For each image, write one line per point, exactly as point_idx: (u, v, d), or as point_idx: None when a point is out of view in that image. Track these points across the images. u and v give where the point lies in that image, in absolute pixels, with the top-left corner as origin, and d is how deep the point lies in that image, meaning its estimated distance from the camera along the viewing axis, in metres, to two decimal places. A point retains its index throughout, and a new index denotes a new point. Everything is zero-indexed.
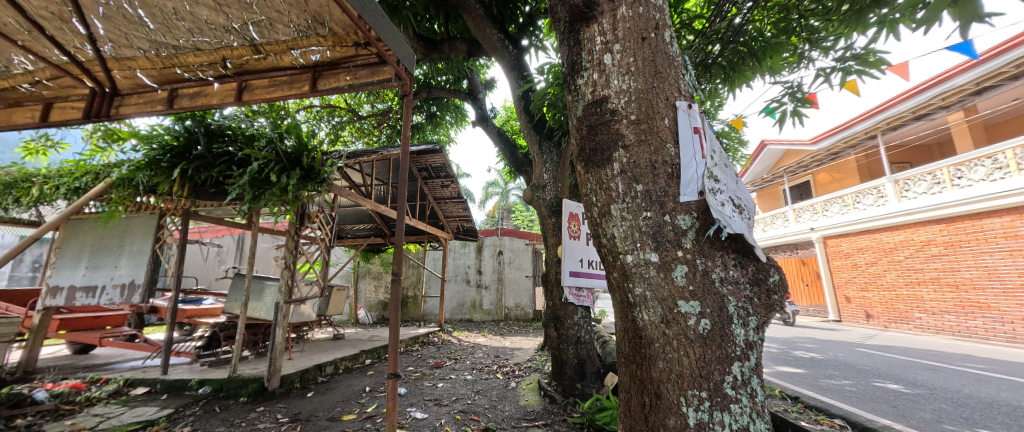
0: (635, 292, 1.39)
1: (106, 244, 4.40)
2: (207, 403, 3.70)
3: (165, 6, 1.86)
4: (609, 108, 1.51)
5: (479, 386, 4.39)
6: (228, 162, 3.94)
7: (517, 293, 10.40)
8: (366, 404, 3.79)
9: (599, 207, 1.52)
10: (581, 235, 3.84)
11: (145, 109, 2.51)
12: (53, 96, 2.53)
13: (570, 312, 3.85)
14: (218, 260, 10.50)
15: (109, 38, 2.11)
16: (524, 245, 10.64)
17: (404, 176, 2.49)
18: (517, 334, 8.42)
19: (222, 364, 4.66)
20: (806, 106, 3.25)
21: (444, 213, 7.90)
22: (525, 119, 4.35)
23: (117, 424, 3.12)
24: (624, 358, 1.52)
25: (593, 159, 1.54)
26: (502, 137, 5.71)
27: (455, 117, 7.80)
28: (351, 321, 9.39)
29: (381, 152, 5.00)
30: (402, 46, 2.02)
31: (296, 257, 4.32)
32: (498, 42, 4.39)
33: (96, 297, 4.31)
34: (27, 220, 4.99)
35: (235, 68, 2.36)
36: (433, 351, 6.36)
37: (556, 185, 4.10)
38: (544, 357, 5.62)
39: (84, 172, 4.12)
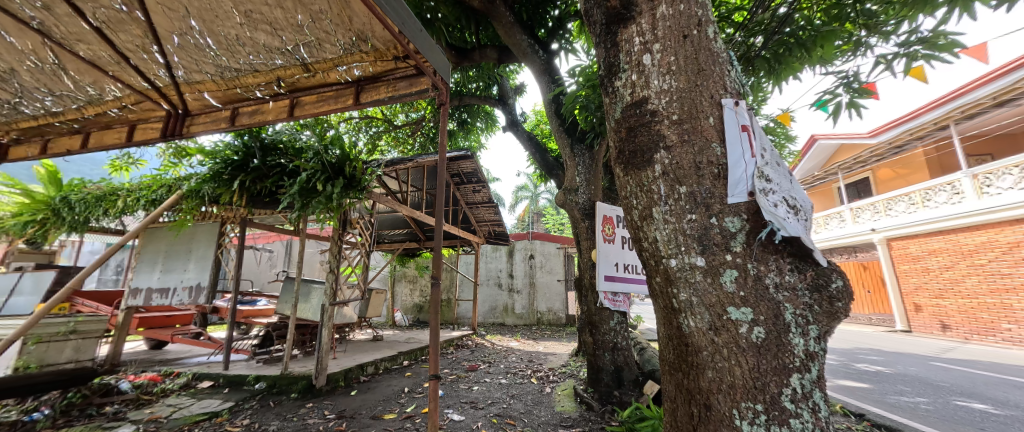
0: (680, 297, 1.34)
1: (177, 250, 4.87)
2: (263, 397, 3.97)
3: (230, 33, 2.08)
4: (649, 108, 1.48)
5: (514, 390, 4.40)
6: (281, 174, 4.24)
7: (549, 298, 10.33)
8: (405, 404, 3.90)
9: (640, 210, 1.49)
10: (617, 238, 3.76)
11: (211, 127, 2.74)
12: (137, 119, 2.82)
13: (606, 317, 3.77)
14: (270, 264, 11.31)
15: (182, 65, 2.36)
16: (556, 249, 10.58)
17: (441, 183, 2.56)
18: (550, 339, 8.35)
19: (275, 361, 5.00)
20: (865, 97, 2.99)
21: (476, 218, 8.03)
22: (556, 122, 4.36)
23: (187, 414, 3.43)
24: (668, 366, 1.47)
25: (632, 161, 1.51)
26: (532, 142, 5.72)
27: (486, 123, 7.94)
28: (388, 323, 9.74)
29: (417, 159, 5.18)
30: (439, 56, 2.09)
31: (339, 261, 4.54)
32: (528, 47, 4.44)
33: (169, 298, 4.76)
34: (113, 229, 5.62)
35: (288, 86, 2.53)
36: (467, 355, 6.46)
37: (589, 187, 4.04)
38: (579, 362, 5.53)
39: (159, 185, 4.60)
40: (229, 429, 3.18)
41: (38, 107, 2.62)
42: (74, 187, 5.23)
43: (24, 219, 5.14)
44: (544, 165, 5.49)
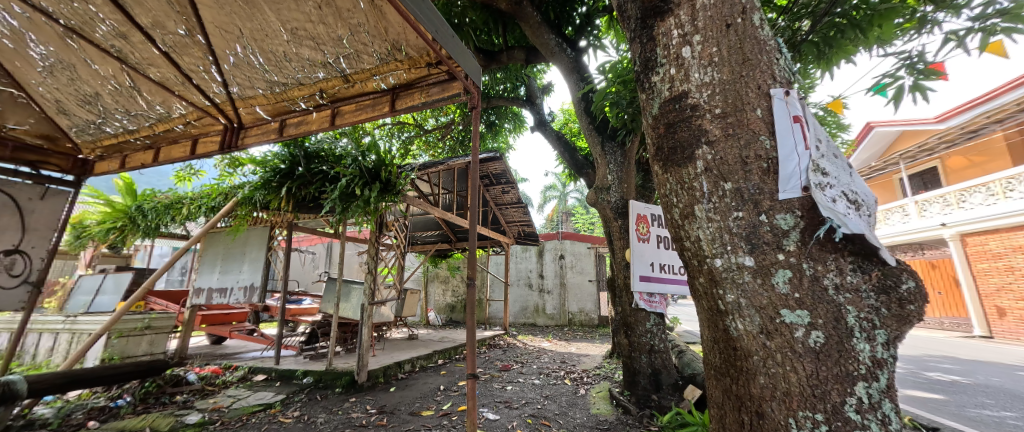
0: (726, 299, 1.29)
1: (233, 253, 5.27)
2: (310, 391, 4.21)
3: (278, 50, 2.23)
4: (688, 102, 1.43)
5: (548, 391, 4.37)
6: (323, 181, 4.47)
7: (580, 298, 10.18)
8: (441, 401, 4.00)
9: (681, 208, 1.44)
10: (652, 238, 3.65)
11: (262, 139, 2.93)
12: (199, 133, 3.06)
13: (642, 319, 3.67)
14: (313, 265, 12.01)
15: (236, 82, 2.55)
16: (587, 249, 10.41)
17: (473, 186, 2.60)
18: (583, 340, 8.24)
19: (320, 357, 5.29)
20: (932, 78, 2.70)
21: (506, 218, 8.08)
22: (586, 120, 4.31)
23: (246, 405, 3.71)
24: (714, 372, 1.41)
25: (672, 157, 1.46)
26: (561, 141, 5.67)
27: (514, 124, 7.99)
28: (422, 323, 10.01)
29: (448, 162, 5.30)
30: (470, 61, 2.13)
31: (377, 262, 4.73)
32: (556, 46, 4.42)
33: (227, 297, 5.17)
34: (179, 234, 6.16)
35: (329, 97, 2.65)
36: (500, 354, 6.51)
37: (621, 185, 3.95)
38: (613, 364, 5.42)
39: (217, 194, 5.00)
40: (282, 420, 3.40)
41: (117, 127, 2.92)
42: (147, 197, 5.79)
43: (107, 226, 5.77)
44: (573, 165, 5.43)
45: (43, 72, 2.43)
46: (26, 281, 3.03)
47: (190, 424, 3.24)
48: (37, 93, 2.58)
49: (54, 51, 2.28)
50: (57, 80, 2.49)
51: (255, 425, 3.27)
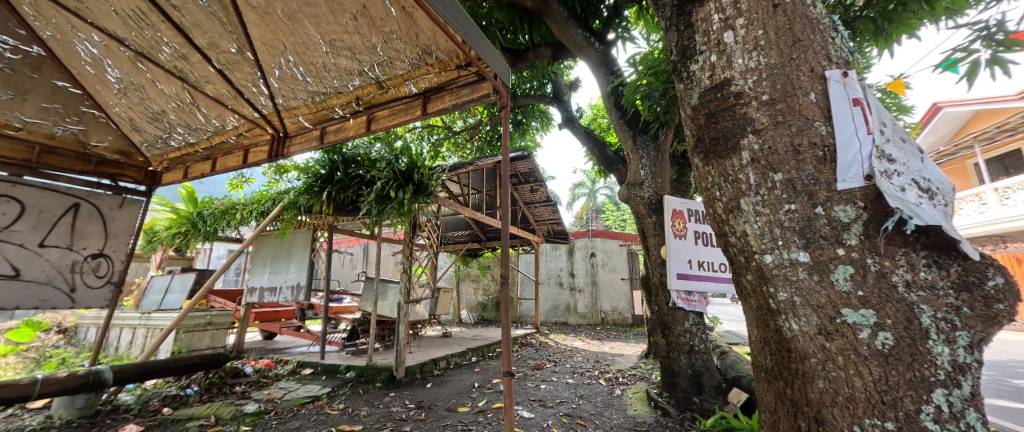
0: (779, 297, 1.23)
1: (281, 254, 5.62)
2: (353, 385, 4.41)
3: (318, 62, 2.35)
4: (730, 90, 1.36)
5: (582, 391, 4.32)
6: (360, 184, 4.67)
7: (613, 297, 9.96)
8: (476, 398, 4.06)
9: (725, 202, 1.38)
10: (689, 233, 3.44)
11: (305, 147, 3.04)
12: (249, 144, 3.24)
13: (680, 318, 3.54)
14: (351, 266, 12.58)
15: (280, 94, 2.68)
16: (619, 247, 10.17)
17: (505, 186, 2.61)
18: (616, 340, 8.06)
19: (361, 353, 5.54)
20: (1015, 49, 2.39)
21: (535, 217, 8.06)
22: (616, 115, 4.22)
23: (296, 396, 3.96)
24: (768, 375, 1.34)
25: (714, 148, 1.40)
26: (590, 137, 5.58)
27: (541, 122, 7.95)
28: (455, 321, 10.21)
29: (477, 163, 5.37)
30: (499, 60, 2.13)
31: (411, 262, 4.87)
32: (583, 41, 4.35)
33: (277, 296, 5.52)
34: (234, 238, 6.66)
35: (365, 104, 2.73)
36: (532, 353, 6.51)
37: (655, 180, 3.82)
38: (650, 365, 5.26)
39: (266, 199, 5.35)
40: (329, 412, 3.59)
41: (180, 141, 3.19)
42: (205, 203, 6.29)
43: (173, 231, 6.33)
44: (603, 160, 5.33)
45: (120, 94, 2.71)
46: (109, 281, 3.41)
47: (248, 413, 3.50)
48: (114, 112, 2.88)
49: (128, 74, 2.54)
50: (131, 100, 2.76)
51: (305, 416, 3.48)
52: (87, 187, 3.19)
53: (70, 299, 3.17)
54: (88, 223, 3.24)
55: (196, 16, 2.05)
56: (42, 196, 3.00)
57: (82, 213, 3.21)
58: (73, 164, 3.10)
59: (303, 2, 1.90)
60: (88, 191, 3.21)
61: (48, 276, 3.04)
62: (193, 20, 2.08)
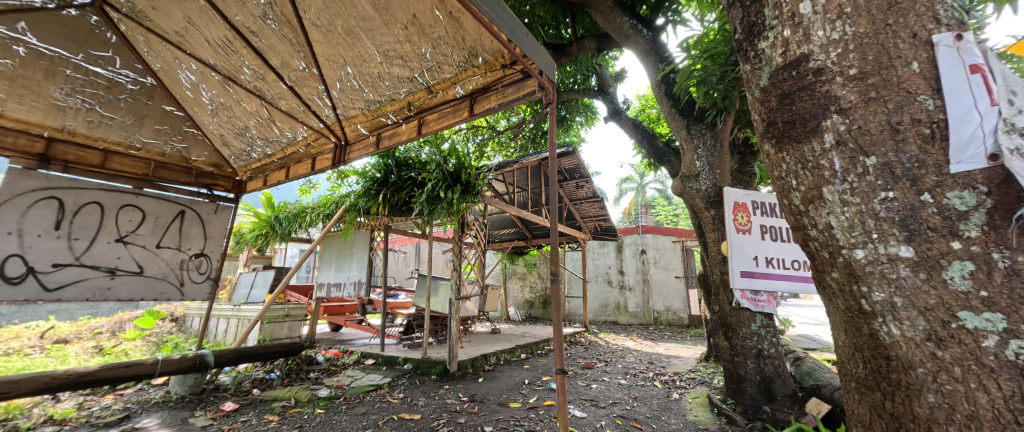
0: (875, 298, 1.10)
1: (345, 253, 6.06)
2: (410, 376, 4.66)
3: (375, 72, 2.49)
4: (808, 66, 1.24)
5: (636, 392, 4.17)
6: (412, 186, 4.91)
7: (666, 296, 9.45)
8: (527, 395, 4.09)
9: (803, 192, 1.28)
10: (755, 228, 3.03)
11: (362, 153, 3.20)
12: (315, 152, 3.51)
13: (745, 319, 3.28)
14: (405, 264, 13.28)
15: (340, 105, 2.86)
16: (671, 243, 9.64)
17: (552, 183, 2.58)
18: (672, 341, 7.66)
19: (417, 346, 5.83)
20: None
21: (582, 214, 7.90)
22: (668, 104, 4.01)
23: (362, 384, 4.27)
24: (866, 387, 1.21)
25: (789, 133, 1.30)
26: (639, 128, 5.34)
27: (586, 117, 7.79)
28: (503, 318, 10.36)
29: (522, 161, 5.40)
30: (544, 56, 2.12)
31: (461, 260, 5.01)
32: (630, 29, 4.18)
33: (342, 291, 5.98)
34: (305, 238, 7.34)
35: (416, 109, 2.80)
36: (582, 352, 6.40)
37: (713, 171, 3.55)
38: (711, 368, 4.94)
39: (331, 202, 5.82)
40: (390, 401, 3.82)
41: (260, 153, 3.58)
42: (281, 207, 7.00)
43: (257, 233, 7.13)
44: (653, 153, 5.09)
45: (212, 114, 3.10)
46: (209, 277, 3.90)
47: (321, 398, 3.85)
48: (209, 130, 3.30)
49: (218, 96, 2.90)
50: (221, 119, 3.15)
51: (370, 403, 3.74)
52: (190, 196, 3.70)
53: (179, 292, 3.67)
54: (191, 226, 3.73)
55: (270, 39, 2.29)
56: (157, 204, 3.51)
57: (188, 219, 3.72)
58: (179, 177, 3.64)
59: (360, 16, 2.04)
60: (191, 200, 3.72)
61: (164, 272, 3.56)
62: (268, 44, 2.33)
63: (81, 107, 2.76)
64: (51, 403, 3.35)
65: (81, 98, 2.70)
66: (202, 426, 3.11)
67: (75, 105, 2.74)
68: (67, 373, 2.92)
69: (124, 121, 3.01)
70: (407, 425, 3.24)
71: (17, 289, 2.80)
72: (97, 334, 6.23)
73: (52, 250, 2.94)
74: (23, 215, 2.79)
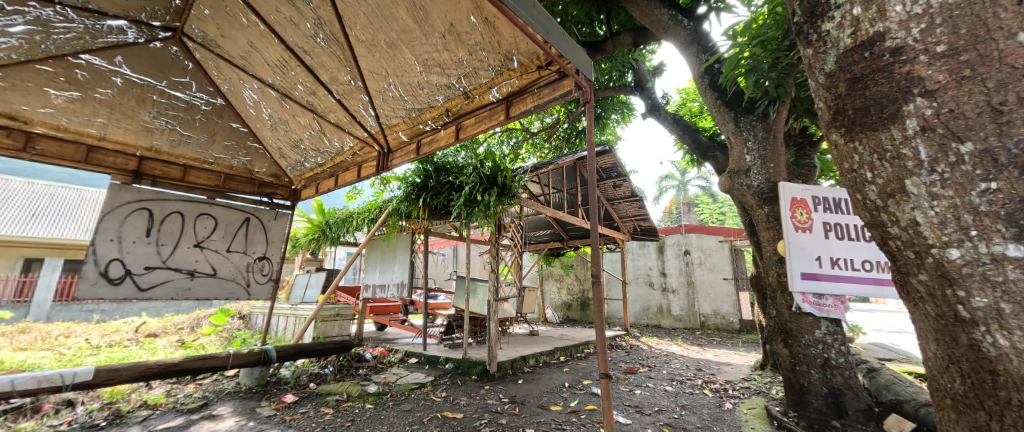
0: (975, 303, 0.98)
1: (388, 256, 6.24)
2: (452, 375, 4.77)
3: (415, 81, 2.58)
4: (883, 46, 1.12)
5: (685, 400, 3.96)
6: (450, 190, 5.03)
7: (714, 299, 8.92)
8: (568, 398, 4.03)
9: (880, 186, 1.16)
10: (817, 226, 2.76)
11: (404, 160, 3.33)
12: (361, 160, 3.70)
13: (808, 325, 3.02)
14: (444, 266, 13.65)
15: (383, 115, 2.99)
16: (718, 243, 9.08)
17: (591, 183, 2.54)
18: (722, 347, 7.21)
19: (457, 346, 5.96)
20: None
21: (620, 214, 7.69)
22: (713, 95, 3.81)
23: (407, 382, 4.43)
24: (966, 405, 1.07)
25: (862, 120, 1.18)
26: (680, 123, 5.11)
27: (622, 114, 7.59)
28: (541, 320, 10.32)
29: (557, 162, 5.35)
30: (581, 55, 2.09)
31: (498, 261, 5.05)
32: (669, 20, 4.03)
33: (386, 292, 6.20)
34: (352, 241, 7.76)
35: (454, 115, 2.86)
36: (623, 356, 6.21)
37: (766, 165, 3.30)
38: (767, 378, 4.59)
39: (375, 208, 6.11)
40: (433, 399, 3.93)
41: (313, 163, 3.84)
42: (330, 213, 7.46)
43: (310, 237, 7.66)
44: (697, 148, 4.86)
45: (271, 128, 3.38)
46: (271, 279, 4.23)
47: (371, 393, 4.04)
48: (269, 144, 3.60)
49: (276, 112, 3.16)
50: (279, 132, 3.42)
51: (414, 400, 3.87)
52: (253, 204, 4.05)
53: (246, 293, 4.01)
54: (255, 232, 4.07)
55: (321, 57, 2.46)
56: (226, 212, 3.86)
57: (253, 226, 4.05)
58: (244, 187, 4.01)
59: (401, 29, 2.14)
60: (254, 208, 4.06)
61: (233, 274, 3.90)
62: (319, 61, 2.50)
63: (164, 127, 3.12)
64: (146, 389, 3.81)
65: (165, 119, 3.05)
66: (268, 416, 3.38)
67: (160, 126, 3.10)
68: (158, 363, 3.30)
69: (199, 138, 3.36)
70: (451, 423, 3.31)
71: (118, 288, 3.20)
72: (179, 330, 7.00)
73: (144, 254, 3.34)
74: (121, 224, 3.21)
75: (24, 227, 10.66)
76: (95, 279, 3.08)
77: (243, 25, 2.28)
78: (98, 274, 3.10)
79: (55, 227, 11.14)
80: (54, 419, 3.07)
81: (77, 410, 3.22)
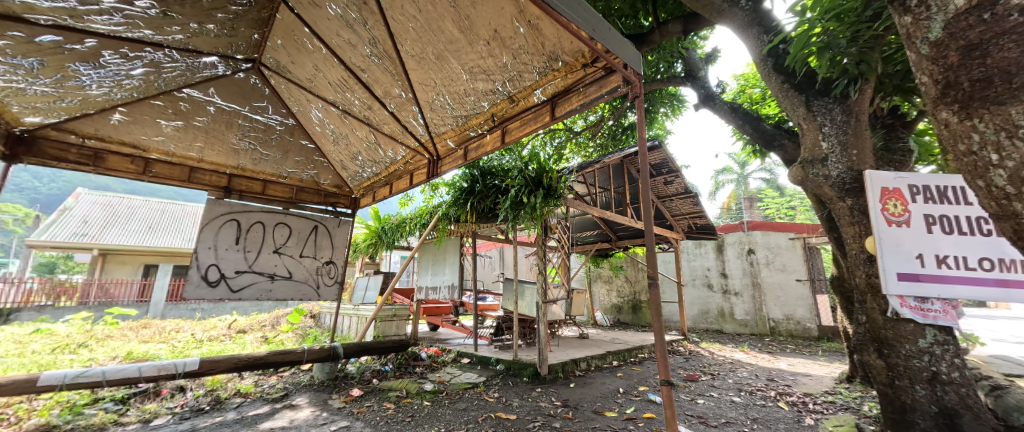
0: None
1: (440, 258, 6.38)
2: (504, 377, 4.82)
3: (461, 89, 2.65)
4: (1010, 5, 0.99)
5: (755, 413, 3.64)
6: (497, 193, 5.11)
7: (786, 302, 8.09)
8: (624, 404, 3.88)
9: (1012, 169, 1.02)
10: (917, 219, 2.37)
11: (452, 166, 3.44)
12: (413, 168, 3.88)
13: (908, 333, 2.63)
14: (491, 268, 13.88)
15: (432, 123, 3.11)
16: (788, 241, 8.21)
17: (642, 181, 2.43)
18: (797, 355, 6.52)
19: (508, 348, 6.01)
20: None
21: (673, 212, 7.28)
22: (778, 79, 3.49)
23: (460, 382, 4.56)
24: None
25: (983, 93, 1.06)
26: (739, 112, 4.74)
27: (671, 106, 7.22)
28: (590, 322, 10.08)
29: (604, 161, 5.22)
30: (629, 49, 2.02)
31: (546, 263, 5.01)
32: (723, 3, 3.70)
33: (438, 294, 6.32)
34: (405, 245, 8.17)
35: (499, 119, 2.89)
36: (682, 362, 5.84)
37: (847, 152, 2.93)
38: (856, 392, 4.06)
39: (427, 213, 6.39)
40: (487, 399, 4.00)
41: (370, 173, 4.11)
42: (384, 219, 7.90)
43: (368, 242, 8.20)
44: (760, 137, 4.48)
45: (334, 143, 3.67)
46: (337, 282, 4.57)
47: (428, 391, 4.22)
48: (333, 157, 3.92)
49: (338, 128, 3.43)
50: (341, 146, 3.70)
51: (469, 400, 3.96)
52: (321, 213, 4.43)
53: (317, 294, 4.37)
54: (323, 238, 4.43)
55: (376, 74, 2.63)
56: (299, 220, 4.26)
57: (320, 233, 4.42)
58: (313, 198, 4.44)
59: (447, 40, 2.21)
60: (321, 216, 4.44)
61: (306, 277, 4.27)
62: (374, 77, 2.67)
63: (248, 148, 3.53)
64: (239, 379, 4.32)
65: (249, 140, 3.45)
66: (339, 408, 3.66)
67: (245, 147, 3.51)
68: (248, 356, 3.72)
69: (275, 156, 3.76)
70: (505, 424, 3.35)
71: (215, 290, 3.65)
72: (262, 327, 7.84)
73: (234, 260, 3.78)
74: (216, 234, 3.66)
75: (143, 238, 12.62)
76: (198, 282, 3.55)
77: (311, 50, 2.51)
78: (200, 277, 3.56)
79: (166, 238, 13.07)
80: (170, 402, 3.58)
81: (187, 395, 3.72)
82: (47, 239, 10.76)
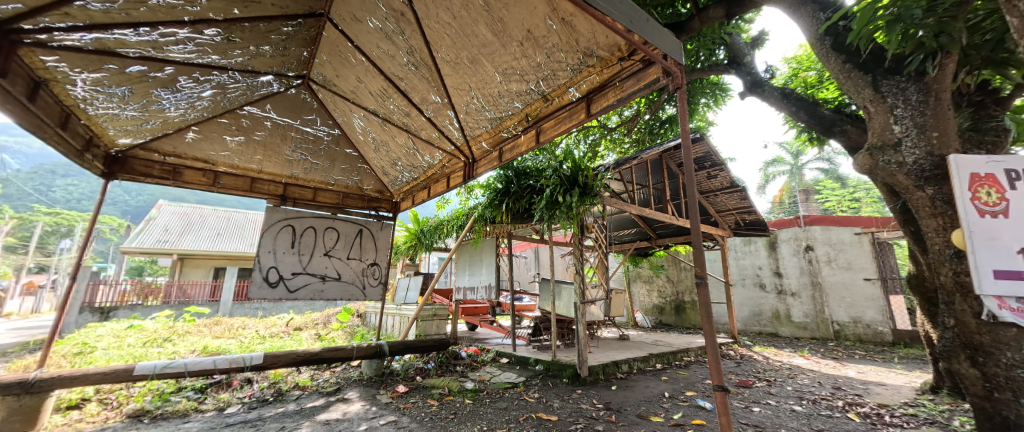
0: None
1: (477, 258, 6.44)
2: (543, 377, 4.80)
3: (495, 91, 2.67)
4: None
5: (821, 424, 3.35)
6: (531, 193, 5.10)
7: (853, 304, 7.35)
8: (670, 409, 3.72)
9: None
10: (1018, 208, 2.06)
11: (487, 168, 3.48)
12: (449, 171, 3.97)
13: (1008, 338, 2.30)
14: (527, 268, 13.87)
15: (467, 127, 3.16)
16: (853, 235, 7.44)
17: (686, 175, 2.31)
18: (867, 362, 5.91)
19: (546, 348, 5.96)
20: None
21: (717, 207, 6.89)
22: (838, 60, 3.20)
23: (500, 381, 4.60)
24: None
25: None
26: (791, 98, 4.40)
27: (713, 96, 6.83)
28: (631, 324, 9.77)
29: (641, 156, 5.04)
30: (669, 39, 1.93)
31: (583, 263, 4.93)
32: None
33: (476, 294, 6.40)
34: (443, 247, 8.38)
35: (533, 118, 2.87)
36: (732, 367, 5.49)
37: (926, 135, 2.61)
38: (945, 406, 3.59)
39: (463, 215, 6.52)
40: (527, 399, 4.01)
41: (409, 178, 4.25)
42: (423, 222, 8.16)
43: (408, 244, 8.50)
44: (817, 124, 4.12)
45: (376, 150, 3.85)
46: (381, 283, 4.77)
47: (469, 389, 4.30)
48: (375, 164, 4.11)
49: (380, 135, 3.59)
50: (382, 153, 3.87)
51: (509, 399, 3.99)
52: (365, 217, 4.65)
53: (363, 294, 4.59)
54: (367, 241, 4.64)
55: (413, 81, 2.71)
56: (346, 225, 4.50)
57: (365, 236, 4.63)
58: (357, 203, 4.69)
59: (481, 44, 2.24)
60: (365, 221, 4.66)
61: (353, 278, 4.51)
62: (411, 85, 2.76)
63: (300, 158, 3.80)
64: (297, 373, 4.65)
65: (301, 151, 3.70)
66: (386, 403, 3.83)
67: (297, 157, 3.78)
68: (304, 352, 3.98)
69: (324, 165, 4.02)
70: (547, 424, 3.34)
71: (275, 290, 3.95)
72: (316, 325, 8.40)
73: (291, 262, 4.07)
74: (274, 239, 3.97)
75: (213, 244, 13.99)
76: (260, 283, 3.86)
77: (354, 63, 2.65)
78: (262, 278, 3.88)
79: (231, 243, 14.39)
80: (240, 392, 3.93)
81: (254, 387, 4.06)
82: (137, 246, 12.26)
